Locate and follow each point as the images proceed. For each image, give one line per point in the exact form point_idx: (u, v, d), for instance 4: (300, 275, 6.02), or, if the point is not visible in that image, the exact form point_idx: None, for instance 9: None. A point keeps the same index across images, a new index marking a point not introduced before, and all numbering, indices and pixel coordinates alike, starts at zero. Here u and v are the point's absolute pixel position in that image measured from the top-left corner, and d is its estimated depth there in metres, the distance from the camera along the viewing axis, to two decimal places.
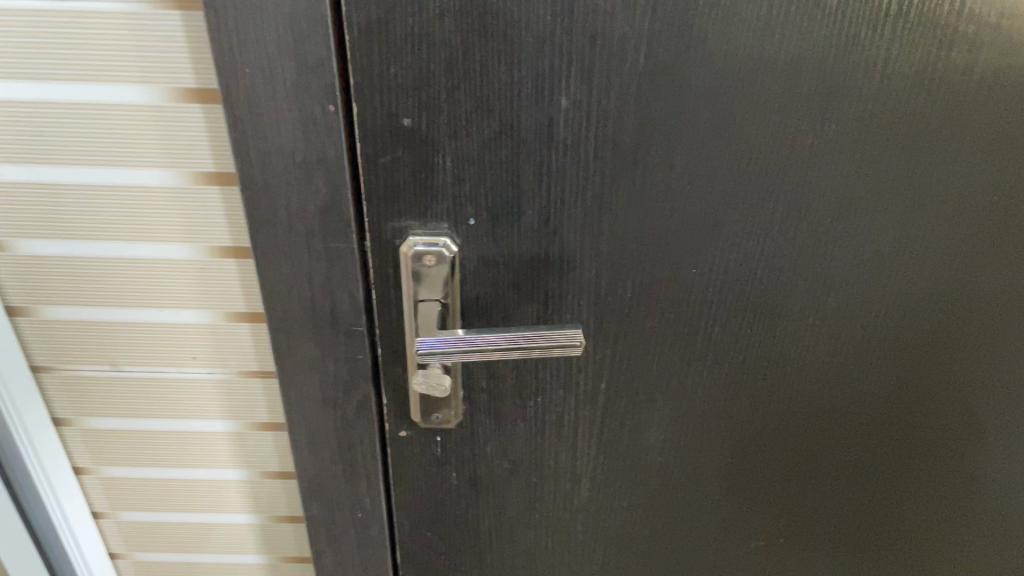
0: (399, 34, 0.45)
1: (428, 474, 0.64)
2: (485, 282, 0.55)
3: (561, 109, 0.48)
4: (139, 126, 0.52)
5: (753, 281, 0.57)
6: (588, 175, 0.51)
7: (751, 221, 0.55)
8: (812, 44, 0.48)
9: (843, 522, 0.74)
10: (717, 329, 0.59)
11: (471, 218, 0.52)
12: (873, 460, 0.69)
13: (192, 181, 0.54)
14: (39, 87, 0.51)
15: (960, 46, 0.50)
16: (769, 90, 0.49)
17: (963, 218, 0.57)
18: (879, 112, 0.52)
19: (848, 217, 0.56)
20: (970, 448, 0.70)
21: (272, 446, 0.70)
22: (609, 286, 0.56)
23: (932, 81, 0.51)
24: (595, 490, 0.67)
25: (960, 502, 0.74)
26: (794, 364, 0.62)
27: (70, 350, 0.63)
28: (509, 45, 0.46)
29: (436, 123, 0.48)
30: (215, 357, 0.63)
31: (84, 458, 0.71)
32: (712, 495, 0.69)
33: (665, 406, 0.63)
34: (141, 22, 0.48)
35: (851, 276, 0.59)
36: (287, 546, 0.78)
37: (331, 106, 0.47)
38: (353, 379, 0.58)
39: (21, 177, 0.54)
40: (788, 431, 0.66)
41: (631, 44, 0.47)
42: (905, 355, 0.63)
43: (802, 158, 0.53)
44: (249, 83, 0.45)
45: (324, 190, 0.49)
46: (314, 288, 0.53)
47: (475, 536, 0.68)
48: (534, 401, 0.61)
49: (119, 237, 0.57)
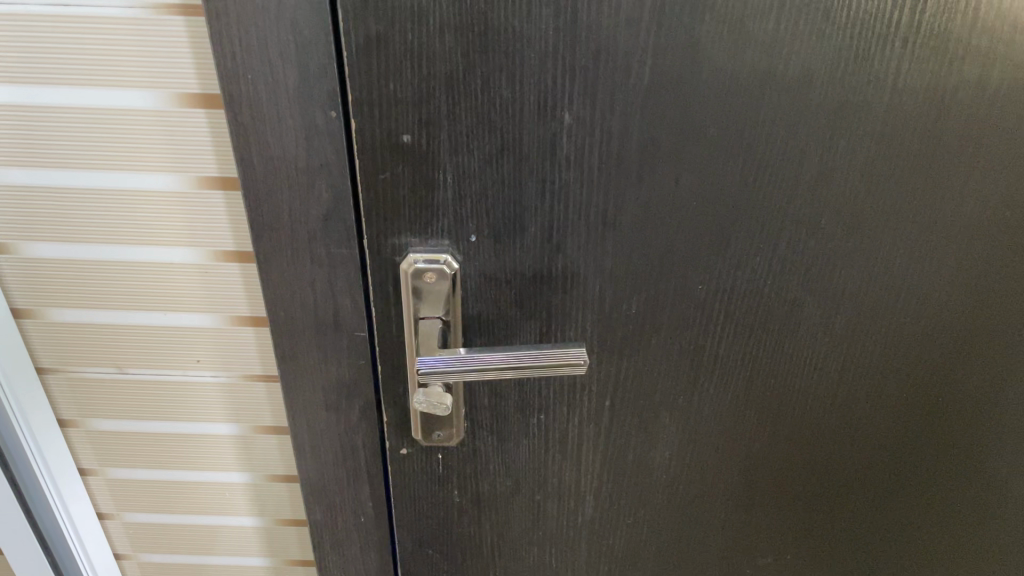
0: (399, 50, 0.45)
1: (429, 489, 0.63)
2: (487, 298, 0.54)
3: (563, 125, 0.48)
4: (145, 132, 0.53)
5: (762, 299, 0.56)
6: (591, 189, 0.50)
7: (758, 238, 0.54)
8: (822, 57, 0.47)
9: (858, 545, 0.72)
10: (724, 347, 0.58)
11: (472, 234, 0.52)
12: (886, 482, 0.67)
13: (198, 187, 0.56)
14: (47, 94, 0.52)
15: (975, 61, 0.48)
16: (775, 106, 0.49)
17: (981, 240, 0.56)
18: (890, 129, 0.50)
19: (860, 236, 0.54)
20: (989, 474, 0.68)
21: (275, 450, 0.71)
22: (613, 303, 0.55)
23: (945, 98, 0.50)
24: (599, 507, 0.66)
25: (980, 528, 0.72)
26: (804, 383, 0.61)
27: (79, 351, 0.65)
28: (511, 60, 0.46)
29: (436, 139, 0.48)
30: (218, 359, 0.64)
31: (89, 458, 0.72)
32: (721, 514, 0.68)
33: (671, 425, 0.62)
34: (145, 27, 0.50)
35: (864, 296, 0.57)
36: (291, 550, 0.78)
37: (334, 113, 0.47)
38: (354, 388, 0.58)
39: (33, 180, 0.56)
40: (798, 450, 0.65)
41: (634, 58, 0.46)
42: (918, 375, 0.62)
43: (811, 175, 0.52)
44: (253, 91, 0.46)
45: (327, 197, 0.50)
46: (316, 296, 0.54)
47: (477, 551, 0.68)
48: (536, 418, 0.60)
49: (128, 241, 0.58)
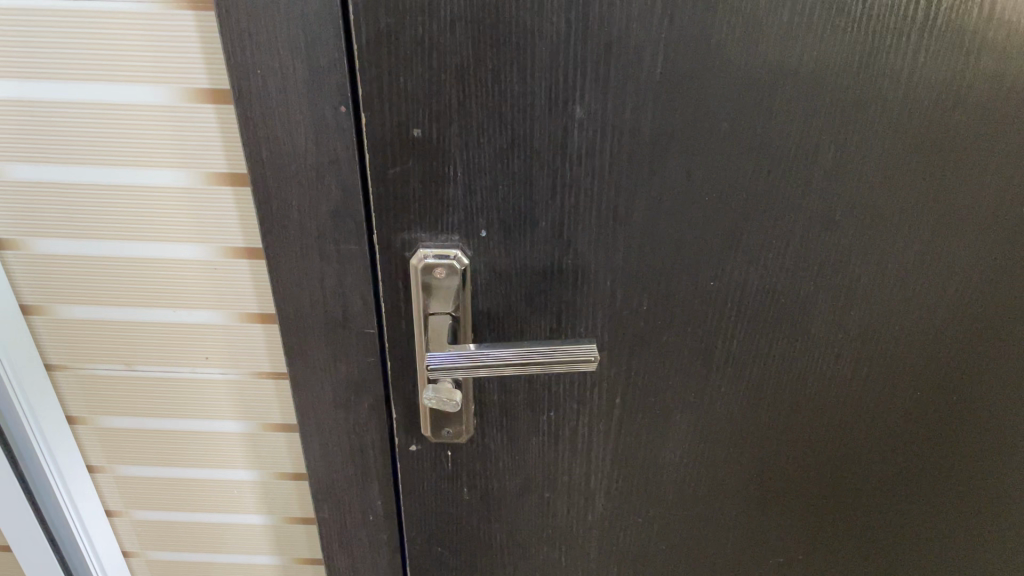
0: (409, 43, 0.45)
1: (439, 486, 0.63)
2: (497, 294, 0.54)
3: (575, 119, 0.48)
4: (154, 128, 0.53)
5: (773, 296, 0.56)
6: (602, 183, 0.50)
7: (770, 234, 0.53)
8: (836, 51, 0.47)
9: (871, 544, 0.71)
10: (736, 343, 0.58)
11: (482, 229, 0.51)
12: (898, 480, 0.67)
13: (207, 183, 0.55)
14: (56, 91, 0.52)
15: (991, 54, 0.48)
16: (789, 100, 0.48)
17: (996, 237, 0.55)
18: (905, 123, 0.50)
19: (874, 231, 0.54)
20: (1002, 474, 0.68)
21: (284, 447, 0.70)
22: (624, 299, 0.55)
23: (961, 91, 0.49)
24: (610, 505, 0.65)
25: (993, 529, 0.71)
26: (816, 380, 0.60)
27: (88, 348, 0.65)
28: (523, 53, 0.45)
29: (447, 134, 0.48)
30: (227, 356, 0.64)
31: (97, 456, 0.72)
32: (731, 512, 0.67)
33: (682, 421, 0.61)
34: (154, 22, 0.49)
35: (878, 294, 0.57)
36: (300, 547, 0.78)
37: (343, 107, 0.47)
38: (363, 384, 0.58)
39: (42, 177, 0.56)
40: (809, 448, 0.64)
41: (647, 52, 0.46)
42: (930, 371, 0.61)
43: (824, 170, 0.51)
44: (262, 85, 0.46)
45: (337, 193, 0.50)
46: (326, 292, 0.53)
47: (486, 549, 0.67)
48: (547, 415, 0.60)
49: (136, 237, 0.58)
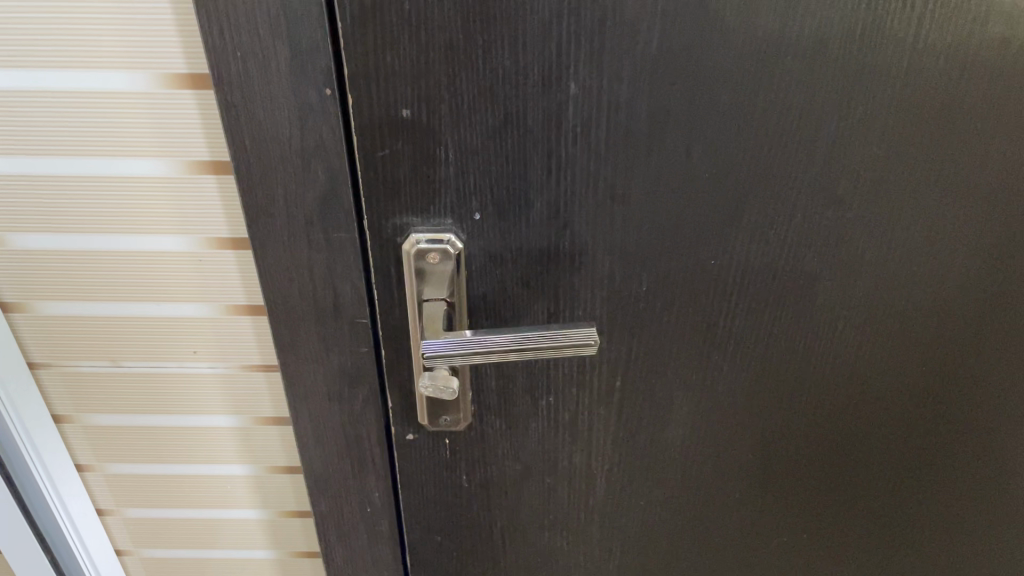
0: (395, 19, 0.43)
1: (437, 475, 0.62)
2: (492, 278, 0.53)
3: (569, 95, 0.46)
4: (130, 115, 0.51)
5: (774, 273, 0.55)
6: (599, 162, 0.49)
7: (772, 210, 0.52)
8: (837, 20, 0.45)
9: (875, 519, 0.71)
10: (737, 323, 0.57)
11: (476, 212, 0.50)
12: (901, 454, 0.67)
13: (188, 171, 0.53)
14: (26, 78, 0.50)
15: (996, 19, 0.47)
16: (789, 73, 0.47)
17: (999, 208, 0.54)
18: (907, 93, 0.49)
19: (877, 204, 0.53)
20: (1004, 448, 0.67)
21: (278, 441, 0.69)
22: (623, 280, 0.54)
23: (964, 59, 0.48)
24: (612, 488, 0.65)
25: (997, 502, 0.71)
26: (818, 357, 0.60)
27: (71, 345, 0.63)
28: (514, 28, 0.44)
29: (436, 114, 0.46)
30: (217, 350, 0.62)
31: (85, 454, 0.70)
32: (736, 492, 0.67)
33: (683, 402, 0.60)
34: (128, 3, 0.47)
35: (880, 268, 0.56)
36: (296, 541, 0.77)
37: (328, 90, 0.45)
38: (357, 374, 0.56)
39: (16, 168, 0.53)
40: (812, 425, 0.64)
41: (643, 25, 0.44)
42: (934, 345, 0.60)
43: (825, 143, 0.50)
44: (243, 68, 0.44)
45: (324, 179, 0.48)
46: (316, 281, 0.52)
47: (488, 537, 0.67)
48: (545, 400, 0.59)
49: (117, 228, 0.56)
